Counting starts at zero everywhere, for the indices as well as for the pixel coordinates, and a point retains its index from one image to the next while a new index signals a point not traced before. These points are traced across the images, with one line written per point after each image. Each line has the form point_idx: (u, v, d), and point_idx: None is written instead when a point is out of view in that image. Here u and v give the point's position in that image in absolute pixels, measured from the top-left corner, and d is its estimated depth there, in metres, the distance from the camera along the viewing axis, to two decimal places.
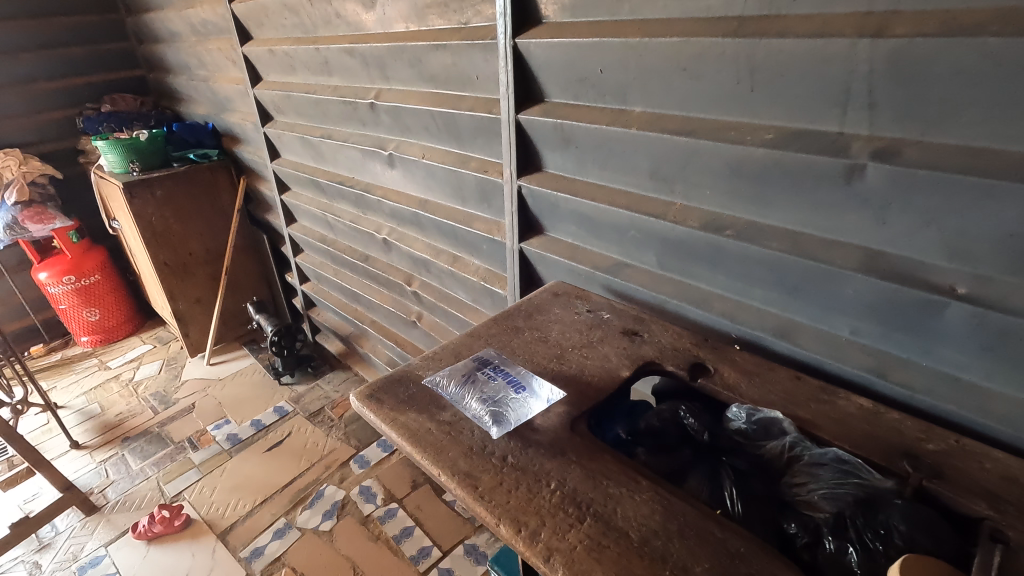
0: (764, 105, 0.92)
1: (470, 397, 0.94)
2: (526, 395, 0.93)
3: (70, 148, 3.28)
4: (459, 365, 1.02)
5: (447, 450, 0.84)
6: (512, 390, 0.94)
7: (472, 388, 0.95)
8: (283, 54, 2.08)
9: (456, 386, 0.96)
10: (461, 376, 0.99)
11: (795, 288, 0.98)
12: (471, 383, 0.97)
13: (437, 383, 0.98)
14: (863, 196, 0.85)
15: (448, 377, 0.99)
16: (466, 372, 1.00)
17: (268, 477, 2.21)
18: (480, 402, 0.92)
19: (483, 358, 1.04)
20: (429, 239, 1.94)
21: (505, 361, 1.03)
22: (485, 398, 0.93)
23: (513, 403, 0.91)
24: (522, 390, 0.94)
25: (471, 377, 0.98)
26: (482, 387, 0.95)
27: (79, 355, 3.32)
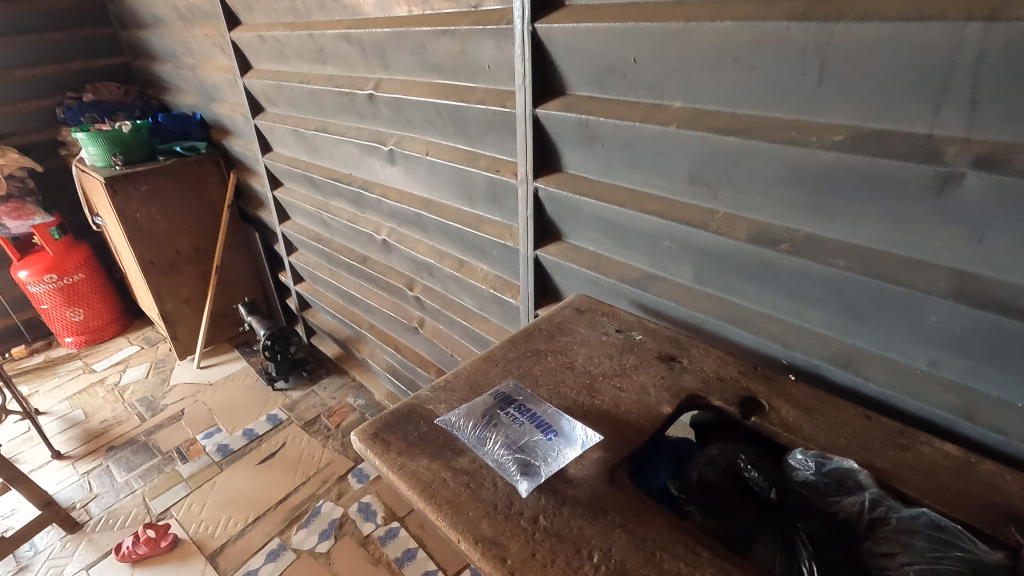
0: (835, 101, 0.79)
1: (492, 442, 0.81)
2: (557, 440, 0.80)
3: (50, 139, 3.11)
4: (476, 400, 0.89)
5: (467, 509, 0.72)
6: (541, 433, 0.81)
7: (493, 431, 0.83)
8: (273, 40, 1.92)
9: (474, 428, 0.84)
10: (480, 415, 0.86)
11: (862, 312, 0.85)
12: (491, 424, 0.84)
13: (452, 424, 0.85)
14: (957, 209, 0.72)
15: (465, 416, 0.86)
16: (485, 410, 0.87)
17: (261, 492, 2.09)
18: (505, 448, 0.80)
19: (503, 392, 0.91)
20: (432, 242, 1.81)
21: (529, 395, 0.90)
22: (509, 444, 0.80)
23: (544, 450, 0.79)
24: (552, 433, 0.82)
25: (492, 417, 0.85)
26: (506, 429, 0.83)
27: (63, 356, 3.17)
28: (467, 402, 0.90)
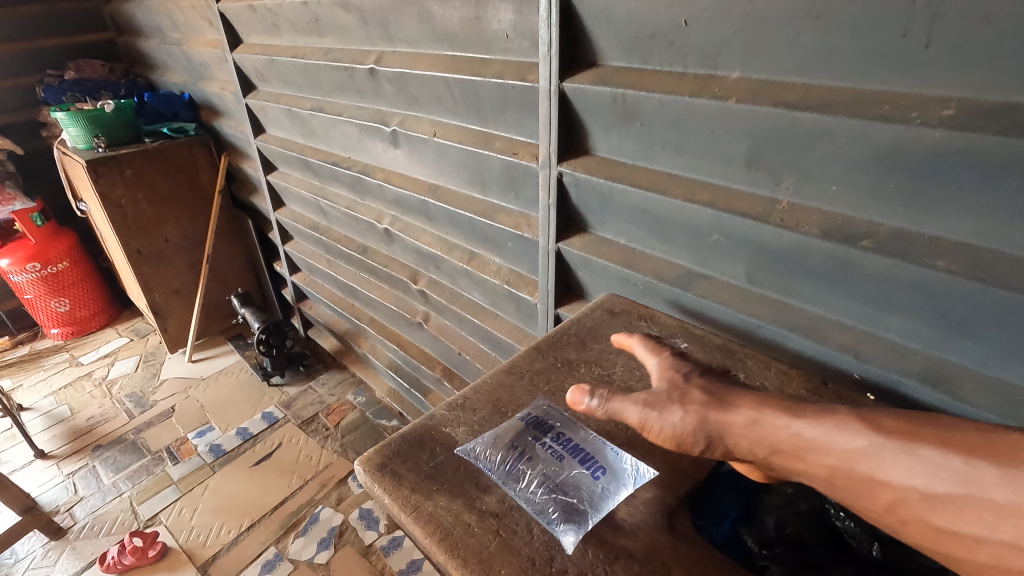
0: (945, 67, 0.65)
1: (526, 479, 0.68)
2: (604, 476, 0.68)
3: (31, 120, 2.94)
4: (502, 427, 0.76)
5: (498, 565, 0.59)
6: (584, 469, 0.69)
7: (527, 466, 0.70)
8: (265, 10, 1.76)
9: (503, 461, 0.71)
10: (509, 445, 0.73)
11: (959, 322, 0.72)
12: (524, 458, 0.71)
13: (475, 456, 0.72)
14: None
15: (490, 448, 0.73)
16: (514, 439, 0.74)
17: (256, 497, 1.97)
18: (542, 489, 0.67)
19: (532, 415, 0.78)
20: (438, 232, 1.67)
21: (564, 418, 0.77)
22: (547, 483, 0.68)
23: (589, 490, 0.66)
24: (598, 468, 0.69)
25: (523, 449, 0.72)
26: (541, 465, 0.70)
27: (48, 348, 3.03)
28: (490, 428, 0.77)
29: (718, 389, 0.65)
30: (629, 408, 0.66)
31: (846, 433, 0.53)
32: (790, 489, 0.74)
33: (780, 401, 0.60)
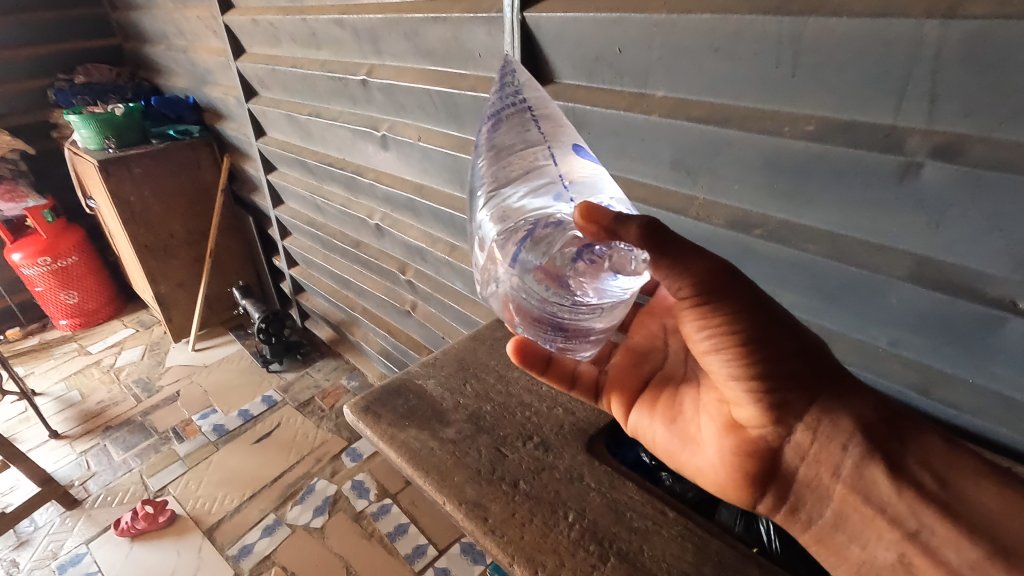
0: (807, 92, 0.82)
1: (485, 164, 0.70)
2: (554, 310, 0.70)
3: (42, 122, 3.10)
4: (553, 114, 0.73)
5: (452, 474, 0.77)
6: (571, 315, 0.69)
7: (511, 166, 0.69)
8: (266, 24, 1.93)
9: (508, 130, 0.68)
10: (537, 130, 0.69)
11: (830, 293, 0.91)
12: (519, 162, 0.69)
13: (512, 78, 0.72)
14: (918, 196, 0.76)
15: (527, 109, 0.70)
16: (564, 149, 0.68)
17: (256, 471, 2.14)
18: (489, 201, 0.71)
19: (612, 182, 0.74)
20: (424, 227, 1.84)
21: (527, 101, 0.71)
22: (500, 207, 0.70)
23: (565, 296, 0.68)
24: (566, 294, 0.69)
25: (542, 153, 0.68)
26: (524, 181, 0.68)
27: (58, 338, 3.18)
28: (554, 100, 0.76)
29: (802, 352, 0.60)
30: (731, 324, 0.57)
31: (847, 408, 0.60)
32: None
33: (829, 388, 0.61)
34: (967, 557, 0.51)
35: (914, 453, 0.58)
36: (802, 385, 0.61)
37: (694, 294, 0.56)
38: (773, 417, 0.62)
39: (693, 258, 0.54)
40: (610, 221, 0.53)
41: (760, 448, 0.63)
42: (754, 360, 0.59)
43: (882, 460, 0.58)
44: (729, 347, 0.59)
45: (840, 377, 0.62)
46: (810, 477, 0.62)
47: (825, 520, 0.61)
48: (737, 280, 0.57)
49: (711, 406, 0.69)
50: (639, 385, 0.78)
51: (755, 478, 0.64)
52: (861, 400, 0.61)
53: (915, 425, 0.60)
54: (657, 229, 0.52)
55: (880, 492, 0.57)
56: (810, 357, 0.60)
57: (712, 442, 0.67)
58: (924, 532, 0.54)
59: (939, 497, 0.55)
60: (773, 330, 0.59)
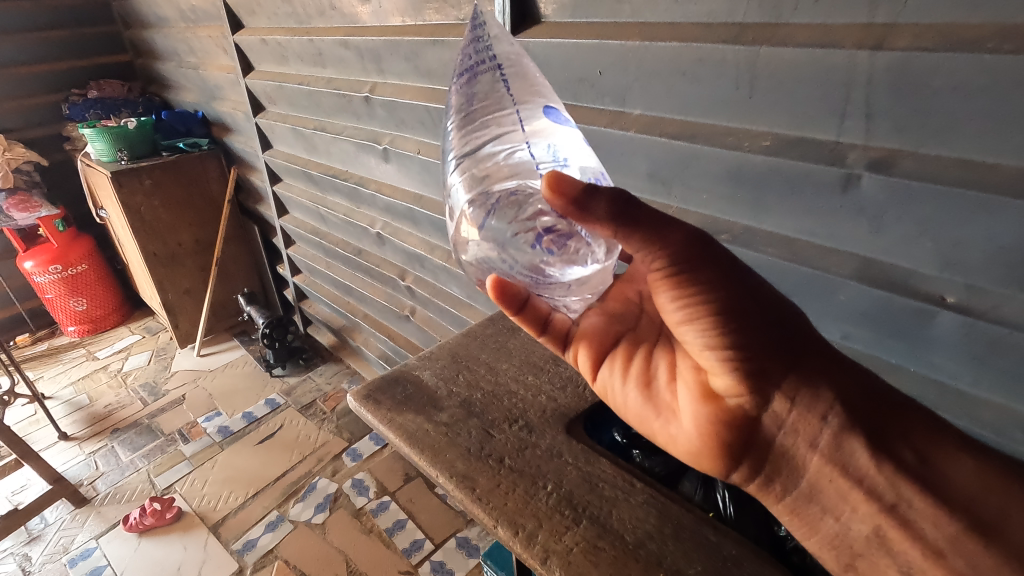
0: (763, 111, 0.91)
1: (454, 128, 0.70)
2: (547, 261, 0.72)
3: (55, 135, 3.21)
4: (530, 81, 0.72)
5: (445, 452, 0.86)
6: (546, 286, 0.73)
7: (480, 130, 0.69)
8: (275, 44, 2.05)
9: (476, 92, 0.69)
10: (507, 94, 0.69)
11: (790, 292, 1.00)
12: (487, 125, 0.68)
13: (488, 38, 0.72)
14: (859, 204, 0.86)
15: (499, 71, 0.70)
16: (534, 110, 0.68)
17: (260, 470, 2.22)
18: (456, 166, 0.70)
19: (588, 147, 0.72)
20: (423, 235, 1.95)
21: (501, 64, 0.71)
22: (467, 174, 0.69)
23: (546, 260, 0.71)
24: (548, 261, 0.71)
25: (510, 116, 0.67)
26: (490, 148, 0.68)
27: (66, 344, 3.26)
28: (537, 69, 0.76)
29: (780, 324, 0.60)
30: (702, 290, 0.57)
31: (829, 383, 0.59)
32: None
33: (810, 361, 0.60)
34: (943, 531, 0.53)
35: (897, 430, 0.58)
36: (782, 356, 0.59)
37: (665, 263, 0.56)
38: (750, 387, 0.60)
39: (663, 230, 0.54)
40: (577, 193, 0.51)
41: (738, 418, 0.61)
42: (728, 330, 0.58)
43: (862, 432, 0.57)
44: (702, 316, 0.59)
45: (821, 350, 0.61)
46: (787, 448, 0.60)
47: (800, 491, 0.60)
48: (708, 251, 0.57)
49: (686, 374, 0.67)
50: (608, 341, 0.76)
51: (732, 448, 0.62)
52: (843, 374, 0.61)
53: (900, 403, 0.60)
54: (626, 200, 0.52)
55: (858, 462, 0.57)
56: (788, 328, 0.60)
57: (688, 412, 0.65)
58: (902, 506, 0.55)
59: (918, 472, 0.55)
60: (747, 300, 0.58)
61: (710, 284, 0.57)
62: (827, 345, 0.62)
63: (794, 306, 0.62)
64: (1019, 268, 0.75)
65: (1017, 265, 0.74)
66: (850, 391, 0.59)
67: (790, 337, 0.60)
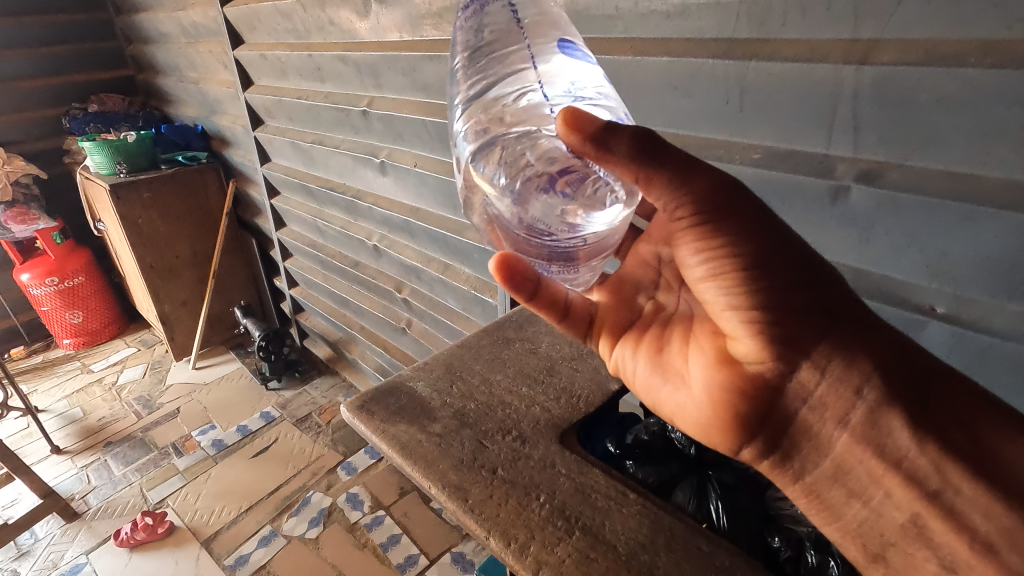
0: (753, 123, 0.93)
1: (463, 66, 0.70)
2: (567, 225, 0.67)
3: (54, 148, 3.23)
4: (547, 17, 0.68)
5: (437, 463, 0.86)
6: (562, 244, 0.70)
7: (488, 70, 0.68)
8: (274, 59, 2.07)
9: (485, 30, 0.66)
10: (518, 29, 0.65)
11: None
12: (496, 67, 0.67)
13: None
14: (849, 215, 0.87)
15: (510, 1, 0.65)
16: (546, 42, 0.64)
17: (254, 483, 2.20)
18: (466, 109, 0.70)
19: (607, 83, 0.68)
20: (419, 247, 1.95)
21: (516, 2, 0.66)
22: (476, 117, 0.69)
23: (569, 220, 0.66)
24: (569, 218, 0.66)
25: (517, 53, 0.65)
26: (500, 89, 0.67)
27: (61, 357, 3.25)
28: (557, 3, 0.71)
29: (816, 283, 0.55)
30: (731, 246, 0.53)
31: (870, 348, 0.54)
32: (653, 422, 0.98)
33: (849, 326, 0.55)
34: (996, 524, 0.47)
35: (951, 412, 0.52)
36: (813, 319, 0.55)
37: (691, 209, 0.52)
38: (774, 352, 0.56)
39: (690, 172, 0.50)
40: (597, 129, 0.49)
41: (757, 385, 0.58)
42: (756, 288, 0.54)
43: (904, 408, 0.52)
44: (728, 272, 0.54)
45: (860, 314, 0.56)
46: (812, 424, 0.57)
47: (822, 471, 0.57)
48: (741, 197, 0.52)
49: (702, 341, 0.66)
50: (626, 316, 0.77)
51: (744, 419, 0.59)
52: (884, 341, 0.55)
53: (956, 382, 0.54)
54: (649, 139, 0.49)
55: (897, 442, 0.52)
56: (823, 290, 0.55)
57: (700, 378, 0.64)
58: (947, 495, 0.49)
59: (971, 456, 0.49)
60: (783, 254, 0.53)
61: (741, 237, 0.52)
62: (870, 314, 0.57)
63: (832, 268, 0.57)
64: (1006, 278, 0.76)
65: (1004, 276, 0.76)
66: (894, 361, 0.54)
67: (828, 298, 0.55)
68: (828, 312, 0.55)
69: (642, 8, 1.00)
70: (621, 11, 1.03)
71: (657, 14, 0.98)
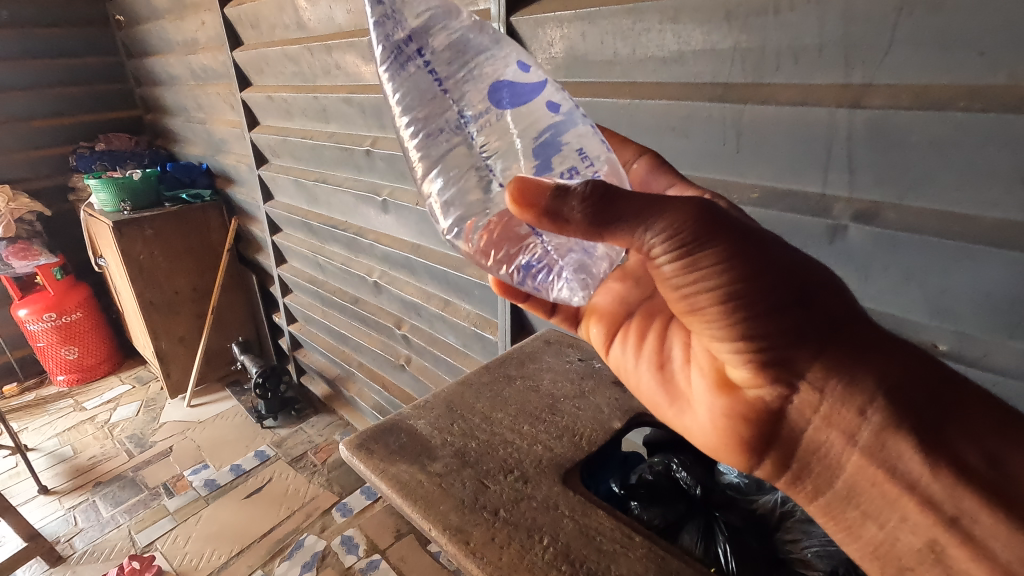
0: (750, 165, 0.95)
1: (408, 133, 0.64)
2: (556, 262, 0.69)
3: (60, 185, 3.27)
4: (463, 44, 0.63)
5: (438, 503, 0.84)
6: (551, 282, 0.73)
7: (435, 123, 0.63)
8: (281, 100, 2.13)
9: (408, 94, 0.62)
10: (441, 79, 0.62)
11: None
12: (440, 119, 0.63)
13: (400, 12, 0.60)
14: (848, 253, 0.88)
15: (421, 52, 0.61)
16: (478, 84, 0.62)
17: (246, 525, 2.14)
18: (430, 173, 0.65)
19: (558, 114, 0.62)
20: (420, 283, 1.96)
21: (427, 43, 0.61)
22: (441, 179, 0.65)
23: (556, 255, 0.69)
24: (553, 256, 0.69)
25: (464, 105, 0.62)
26: (450, 142, 0.63)
27: (54, 394, 3.20)
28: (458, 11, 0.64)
29: (806, 302, 0.51)
30: (710, 280, 0.51)
31: (872, 365, 0.52)
32: (659, 459, 0.96)
33: (847, 343, 0.52)
34: (1017, 552, 0.45)
35: (957, 424, 0.50)
36: (809, 340, 0.52)
37: (668, 246, 0.50)
38: (769, 377, 0.55)
39: (659, 207, 0.48)
40: (548, 201, 0.49)
41: (758, 410, 0.58)
42: (739, 319, 0.52)
43: (911, 430, 0.50)
44: (711, 306, 0.53)
45: (862, 326, 0.53)
46: (822, 445, 0.56)
47: (835, 492, 0.56)
48: (718, 222, 0.49)
49: (700, 359, 0.64)
50: (623, 315, 0.75)
51: (751, 443, 0.59)
52: (888, 353, 0.53)
53: (960, 387, 0.51)
54: (600, 189, 0.48)
55: (908, 466, 0.50)
56: (815, 307, 0.52)
57: (702, 402, 0.63)
58: (964, 519, 0.48)
59: (985, 477, 0.47)
60: (769, 280, 0.50)
61: (717, 271, 0.50)
62: (864, 319, 0.54)
63: (825, 276, 0.53)
64: (1006, 316, 0.76)
65: (1004, 313, 0.76)
66: (898, 376, 0.52)
67: (822, 314, 0.52)
68: (822, 330, 0.52)
69: (639, 54, 1.04)
70: (619, 56, 1.07)
71: (654, 60, 1.02)
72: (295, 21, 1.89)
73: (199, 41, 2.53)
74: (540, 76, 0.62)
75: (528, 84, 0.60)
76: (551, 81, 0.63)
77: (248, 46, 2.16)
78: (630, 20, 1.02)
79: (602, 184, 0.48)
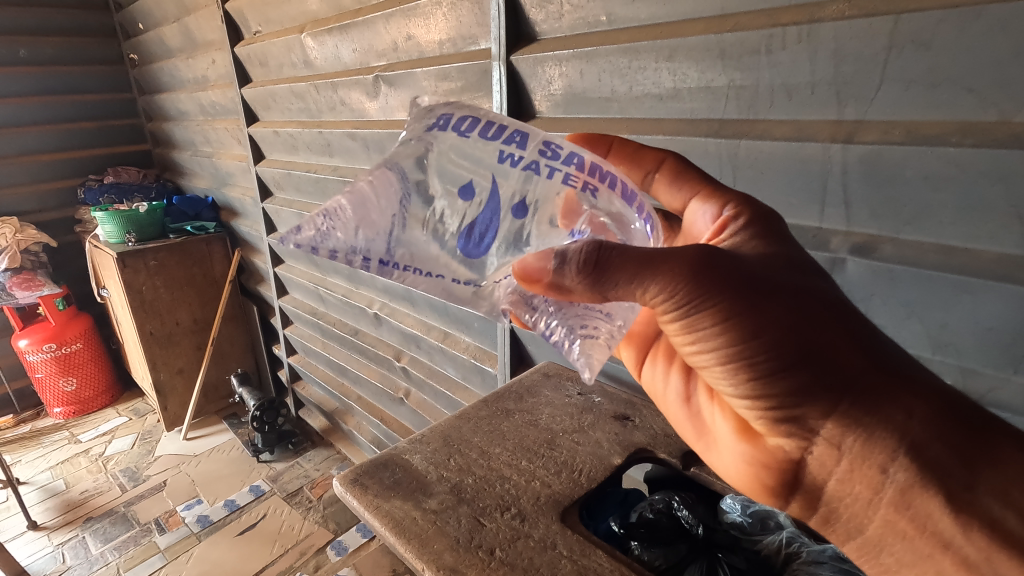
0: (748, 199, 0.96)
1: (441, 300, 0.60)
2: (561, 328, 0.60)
3: (68, 217, 3.31)
4: (403, 223, 0.54)
5: (432, 542, 0.81)
6: (562, 310, 0.59)
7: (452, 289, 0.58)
8: (286, 135, 2.17)
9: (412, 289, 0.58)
10: (421, 264, 0.55)
11: None
12: (450, 281, 0.57)
13: (339, 255, 0.54)
14: (846, 287, 0.88)
15: (387, 262, 0.54)
16: (454, 233, 0.55)
17: (237, 563, 2.08)
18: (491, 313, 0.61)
19: (523, 212, 0.56)
20: (420, 315, 1.96)
21: (383, 246, 0.53)
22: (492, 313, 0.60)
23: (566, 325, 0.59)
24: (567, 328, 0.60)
25: (460, 260, 0.56)
26: (470, 299, 0.59)
27: (50, 426, 3.16)
28: (369, 186, 0.54)
29: (813, 356, 0.50)
30: (719, 338, 0.52)
31: (894, 423, 0.49)
32: (659, 497, 0.94)
33: (864, 402, 0.50)
34: None
35: (990, 481, 0.47)
36: (823, 398, 0.51)
37: (674, 302, 0.50)
38: (785, 430, 0.55)
39: (654, 270, 0.49)
40: (551, 273, 0.51)
41: (779, 460, 0.58)
42: (747, 377, 0.53)
43: (942, 491, 0.49)
44: (721, 363, 0.54)
45: (878, 374, 0.50)
46: (845, 495, 0.55)
47: (866, 537, 0.55)
48: (713, 281, 0.50)
49: (722, 401, 0.64)
50: (652, 337, 0.74)
51: (775, 490, 0.59)
52: (912, 402, 0.49)
53: (994, 438, 0.48)
54: (593, 254, 0.49)
55: (938, 524, 0.49)
56: (822, 363, 0.50)
57: (727, 445, 0.63)
58: None
59: (1021, 540, 0.46)
60: (770, 339, 0.50)
61: (718, 328, 0.51)
62: (888, 366, 0.51)
63: (830, 323, 0.51)
64: (1008, 352, 0.75)
65: (1007, 349, 0.75)
66: (925, 432, 0.49)
67: (829, 370, 0.50)
68: (828, 388, 0.50)
69: (636, 91, 1.06)
70: (617, 94, 1.09)
71: (650, 96, 1.04)
72: (302, 60, 1.95)
73: (210, 79, 2.60)
74: (484, 185, 0.55)
75: (487, 213, 0.55)
76: (498, 172, 0.55)
77: (257, 84, 2.22)
78: (626, 58, 1.04)
79: (599, 248, 0.49)
